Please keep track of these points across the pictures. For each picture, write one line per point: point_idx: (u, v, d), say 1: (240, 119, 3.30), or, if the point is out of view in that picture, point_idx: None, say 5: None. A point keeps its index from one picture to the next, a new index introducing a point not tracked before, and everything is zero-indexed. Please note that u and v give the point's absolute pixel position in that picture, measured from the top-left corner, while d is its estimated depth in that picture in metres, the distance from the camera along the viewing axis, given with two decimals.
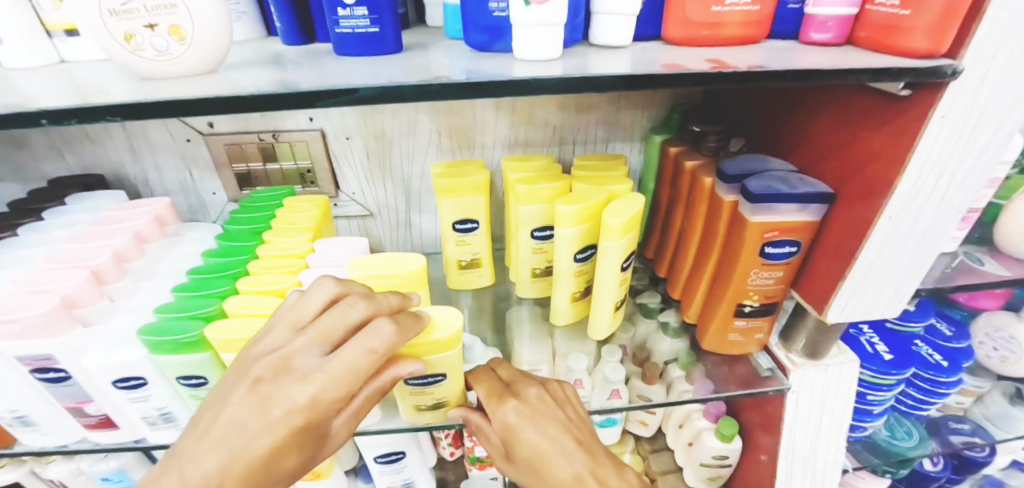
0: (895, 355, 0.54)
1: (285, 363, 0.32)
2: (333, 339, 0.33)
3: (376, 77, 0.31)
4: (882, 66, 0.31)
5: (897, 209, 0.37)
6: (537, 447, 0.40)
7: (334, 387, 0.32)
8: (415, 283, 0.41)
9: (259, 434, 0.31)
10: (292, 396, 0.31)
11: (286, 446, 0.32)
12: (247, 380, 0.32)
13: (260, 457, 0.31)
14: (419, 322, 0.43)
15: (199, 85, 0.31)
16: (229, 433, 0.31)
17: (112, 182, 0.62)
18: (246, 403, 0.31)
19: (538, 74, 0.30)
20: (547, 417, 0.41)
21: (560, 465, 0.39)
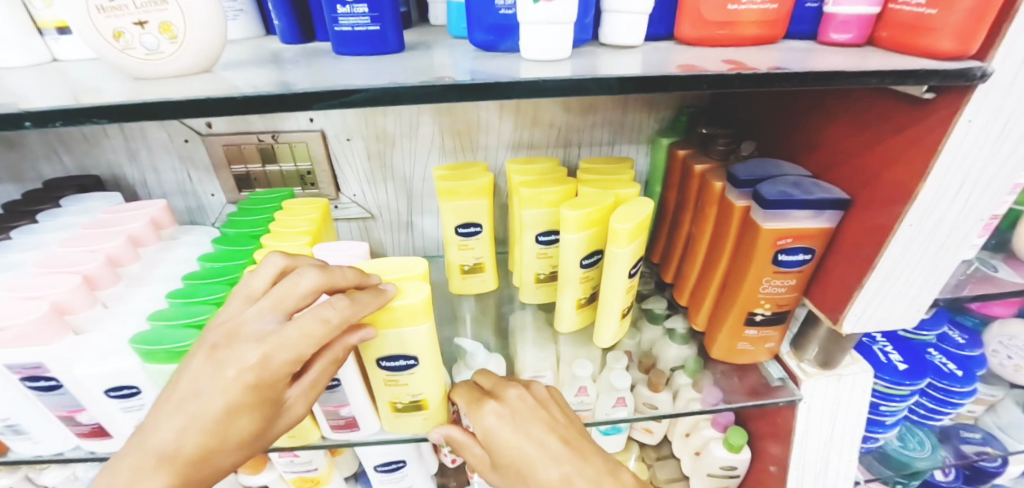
0: (909, 364, 0.53)
1: (238, 329, 0.31)
2: (286, 308, 0.32)
3: (376, 77, 0.29)
4: (908, 68, 0.29)
5: (918, 217, 0.36)
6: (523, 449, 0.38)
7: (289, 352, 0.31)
8: (421, 316, 0.37)
9: (216, 399, 0.30)
10: (244, 359, 0.30)
11: (242, 411, 0.31)
12: (202, 346, 0.31)
13: (215, 422, 0.30)
14: (421, 357, 0.39)
15: (192, 85, 0.30)
16: (188, 400, 0.30)
17: (109, 183, 0.61)
18: (202, 369, 0.30)
19: (546, 75, 0.28)
20: (529, 419, 0.40)
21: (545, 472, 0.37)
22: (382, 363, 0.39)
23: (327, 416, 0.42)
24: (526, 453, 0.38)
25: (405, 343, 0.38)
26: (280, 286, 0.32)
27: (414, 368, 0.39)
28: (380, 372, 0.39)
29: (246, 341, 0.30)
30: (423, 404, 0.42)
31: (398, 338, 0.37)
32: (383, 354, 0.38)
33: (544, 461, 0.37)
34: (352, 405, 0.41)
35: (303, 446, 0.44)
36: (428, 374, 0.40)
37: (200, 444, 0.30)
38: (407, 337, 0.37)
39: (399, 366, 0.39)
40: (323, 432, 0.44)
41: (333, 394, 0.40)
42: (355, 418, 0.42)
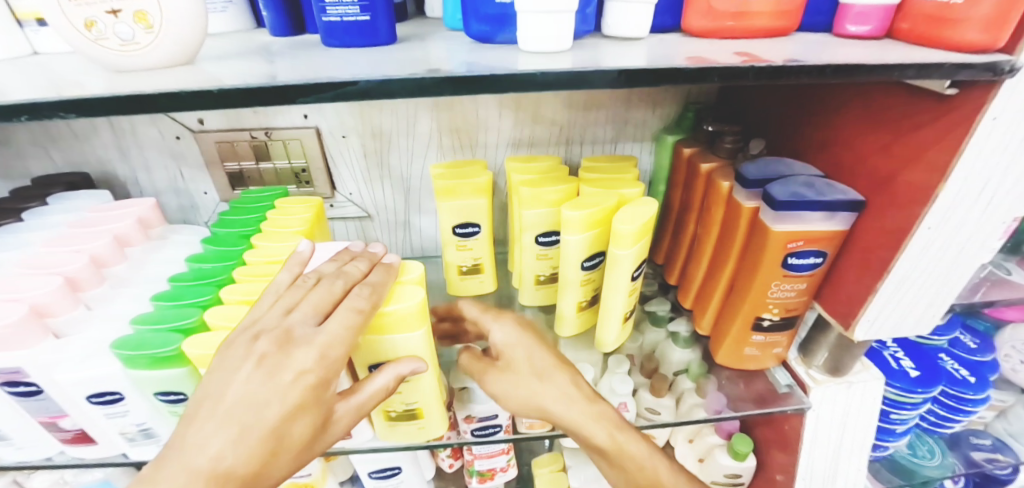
0: (921, 371, 0.51)
1: (284, 335, 0.30)
2: (325, 310, 0.32)
3: (365, 70, 0.28)
4: (932, 61, 0.28)
5: (938, 219, 0.34)
6: (538, 365, 0.41)
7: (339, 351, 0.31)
8: (413, 323, 0.35)
9: (271, 408, 0.29)
10: (297, 363, 0.30)
11: (297, 418, 0.30)
12: (245, 360, 0.30)
13: (271, 433, 0.29)
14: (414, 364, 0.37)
15: (170, 78, 0.28)
16: (237, 414, 0.28)
17: (99, 181, 0.60)
18: (249, 380, 0.29)
19: (544, 68, 0.27)
20: (534, 339, 0.42)
21: (557, 398, 0.40)
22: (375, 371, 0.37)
23: None
24: (539, 368, 0.41)
25: (397, 350, 0.36)
26: (310, 290, 0.33)
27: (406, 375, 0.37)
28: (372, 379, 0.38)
29: (298, 346, 0.30)
30: (417, 413, 0.40)
31: (391, 347, 0.36)
32: (373, 361, 0.37)
33: (554, 381, 0.41)
34: None
35: None
36: (422, 383, 0.38)
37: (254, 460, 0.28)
38: (398, 344, 0.36)
39: None
40: None
41: None
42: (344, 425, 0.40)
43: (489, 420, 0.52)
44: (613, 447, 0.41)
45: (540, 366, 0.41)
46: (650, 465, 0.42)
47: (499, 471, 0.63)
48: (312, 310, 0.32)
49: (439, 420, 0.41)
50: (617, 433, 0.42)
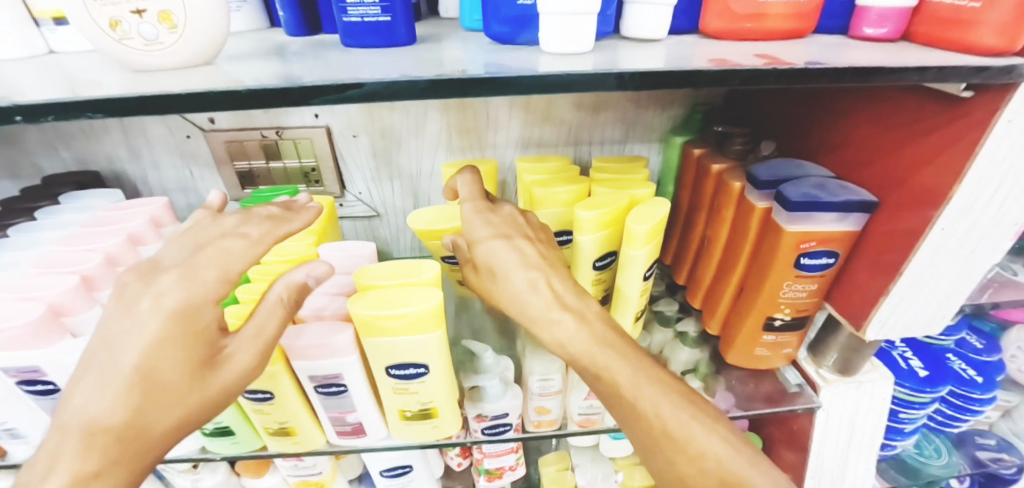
0: (930, 371, 0.52)
1: (129, 305, 0.28)
2: (212, 275, 0.30)
3: (387, 70, 0.28)
4: (949, 65, 0.28)
5: (951, 220, 0.34)
6: (494, 257, 0.37)
7: (152, 321, 0.27)
8: (430, 324, 0.34)
9: (123, 388, 0.26)
10: (144, 329, 0.27)
11: (167, 393, 0.27)
12: (97, 334, 0.27)
13: (130, 413, 0.27)
14: (432, 365, 0.36)
15: (193, 78, 0.28)
16: (90, 397, 0.26)
17: (109, 180, 0.60)
18: (92, 360, 0.27)
19: (566, 69, 0.27)
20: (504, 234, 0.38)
21: (519, 296, 0.36)
22: (390, 371, 0.36)
23: (333, 422, 0.40)
24: (504, 265, 0.36)
25: (413, 351, 0.35)
26: (202, 251, 0.31)
27: (424, 376, 0.36)
28: (387, 379, 0.36)
29: (141, 313, 0.28)
30: (433, 412, 0.39)
31: (408, 347, 0.34)
32: (392, 361, 0.35)
33: (510, 279, 0.36)
34: (359, 411, 0.39)
35: (308, 451, 0.43)
36: (439, 383, 0.37)
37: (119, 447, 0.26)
38: (414, 345, 0.34)
39: (409, 374, 0.36)
40: (329, 438, 0.42)
41: (340, 400, 0.38)
42: (362, 424, 0.40)
43: (500, 419, 0.52)
44: (586, 355, 0.34)
45: (502, 259, 0.37)
46: (653, 397, 0.32)
47: (508, 469, 0.63)
48: (174, 276, 0.29)
49: (454, 419, 0.41)
50: (602, 345, 0.34)
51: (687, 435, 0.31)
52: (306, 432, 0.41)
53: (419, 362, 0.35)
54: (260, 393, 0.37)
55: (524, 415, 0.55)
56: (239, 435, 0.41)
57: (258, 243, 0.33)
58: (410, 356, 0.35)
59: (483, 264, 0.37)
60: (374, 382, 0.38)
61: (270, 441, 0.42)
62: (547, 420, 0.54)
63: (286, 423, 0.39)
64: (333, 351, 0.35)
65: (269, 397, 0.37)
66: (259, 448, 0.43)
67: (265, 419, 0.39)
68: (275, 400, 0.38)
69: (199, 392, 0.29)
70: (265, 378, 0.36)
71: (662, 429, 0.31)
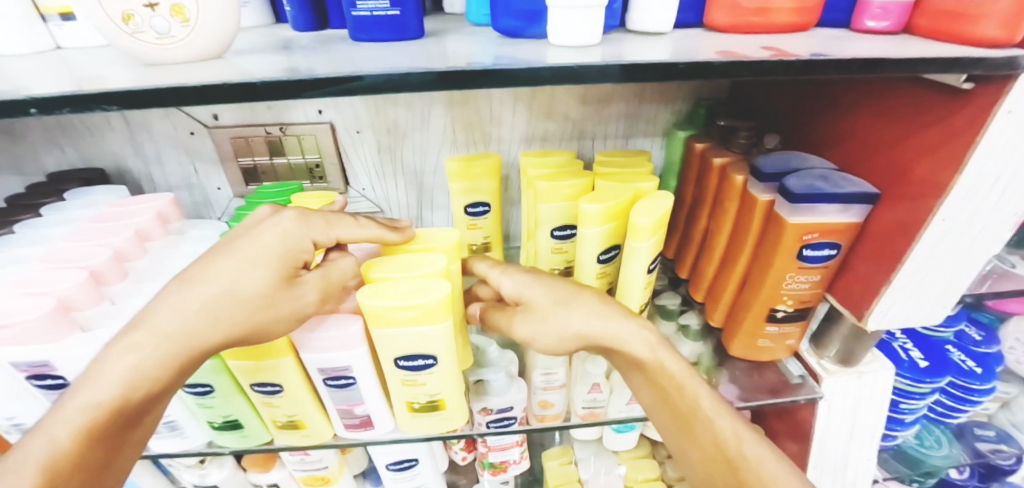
0: (930, 362, 0.52)
1: (250, 235, 0.33)
2: (314, 233, 0.34)
3: (398, 64, 0.28)
4: (952, 56, 0.28)
5: (951, 211, 0.35)
6: (555, 294, 0.40)
7: (253, 256, 0.31)
8: (439, 315, 0.34)
9: (205, 306, 0.30)
10: (240, 255, 0.31)
11: (228, 322, 0.31)
12: (213, 254, 0.32)
13: (200, 330, 0.30)
14: (441, 356, 0.36)
15: (206, 71, 0.29)
16: (182, 301, 0.30)
17: (113, 177, 0.60)
18: (199, 274, 0.31)
19: (575, 61, 0.27)
20: (550, 276, 0.42)
21: (588, 319, 0.38)
22: (399, 362, 0.36)
23: (341, 415, 0.40)
24: (567, 297, 0.40)
25: (421, 342, 0.35)
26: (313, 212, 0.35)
27: (432, 368, 0.37)
28: (396, 371, 0.37)
29: (247, 245, 0.32)
30: (440, 404, 0.39)
31: (416, 339, 0.35)
32: (401, 353, 0.35)
33: (578, 306, 0.39)
34: (367, 403, 0.39)
35: (317, 445, 0.43)
36: (447, 375, 0.38)
37: (176, 356, 0.30)
38: (423, 337, 0.35)
39: (417, 365, 0.36)
40: (338, 432, 0.42)
41: (348, 393, 0.38)
42: (370, 416, 0.40)
43: (506, 412, 0.52)
44: (655, 367, 0.38)
45: (562, 293, 0.40)
46: (709, 402, 0.38)
47: (512, 463, 0.64)
48: (290, 222, 0.33)
49: (461, 412, 0.41)
50: (671, 357, 0.39)
51: (735, 434, 0.37)
52: (314, 425, 0.41)
53: (427, 353, 0.36)
54: (269, 386, 0.37)
55: (529, 408, 0.55)
56: (248, 429, 0.42)
57: (362, 228, 0.37)
58: (420, 348, 0.35)
59: (536, 303, 0.40)
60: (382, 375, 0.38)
61: (279, 434, 0.42)
62: (552, 414, 0.54)
63: (295, 416, 0.40)
64: (343, 343, 0.35)
65: (279, 390, 0.38)
66: (268, 441, 0.44)
67: (274, 411, 0.39)
68: (285, 393, 0.38)
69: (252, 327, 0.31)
70: (276, 371, 0.36)
71: (716, 431, 0.37)
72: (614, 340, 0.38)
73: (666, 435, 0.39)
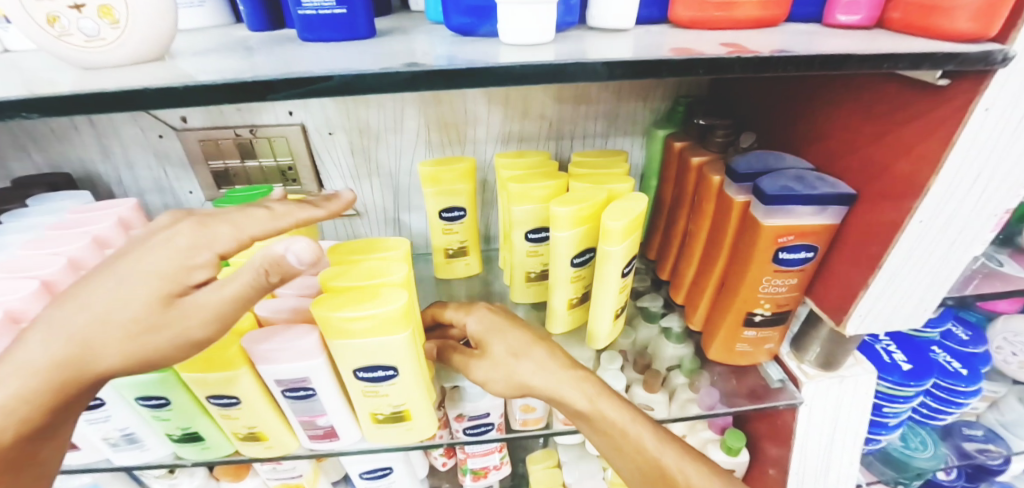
0: (913, 364, 0.51)
1: (137, 250, 0.27)
2: (214, 245, 0.28)
3: (342, 64, 0.27)
4: (923, 51, 0.27)
5: (929, 212, 0.34)
6: (509, 344, 0.40)
7: (134, 279, 0.26)
8: (397, 325, 0.33)
9: (74, 341, 0.25)
10: (116, 278, 0.26)
11: (110, 357, 0.26)
12: (94, 273, 0.27)
13: (73, 368, 0.26)
14: (401, 367, 0.35)
15: (140, 74, 0.27)
16: (51, 335, 0.25)
17: (81, 181, 0.58)
18: (74, 297, 0.26)
19: (526, 59, 0.26)
20: (510, 322, 0.41)
21: (537, 371, 0.38)
22: (359, 374, 0.35)
23: (304, 426, 0.39)
24: (520, 345, 0.40)
25: (379, 353, 0.34)
26: (212, 216, 0.29)
27: (394, 379, 0.35)
28: (356, 382, 0.36)
29: (132, 264, 0.26)
30: (405, 415, 0.38)
31: (375, 350, 0.33)
32: (360, 364, 0.34)
33: (529, 356, 0.39)
34: (330, 414, 0.38)
35: (282, 456, 0.42)
36: (409, 385, 0.36)
37: (47, 394, 0.26)
38: (381, 347, 0.33)
39: (378, 376, 0.35)
40: (303, 443, 0.41)
41: (309, 404, 0.37)
42: (334, 427, 0.39)
43: (481, 419, 0.51)
44: (600, 415, 0.38)
45: (515, 342, 0.40)
46: (653, 445, 0.38)
47: (492, 469, 0.63)
48: (186, 232, 0.28)
49: (428, 422, 0.40)
50: (618, 404, 0.39)
51: (679, 471, 0.38)
52: (277, 437, 0.40)
53: (386, 365, 0.34)
54: (226, 399, 0.36)
55: (507, 414, 0.54)
56: (209, 441, 0.40)
57: (279, 218, 0.30)
58: (378, 359, 0.34)
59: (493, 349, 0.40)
60: (344, 387, 0.37)
61: (241, 446, 0.41)
62: (533, 418, 0.53)
63: (256, 427, 0.39)
64: (300, 354, 0.34)
65: (236, 402, 0.36)
66: (232, 452, 0.43)
67: (234, 423, 0.38)
68: (243, 406, 0.37)
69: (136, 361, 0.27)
70: (231, 383, 0.35)
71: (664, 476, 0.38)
72: (562, 393, 0.38)
73: (617, 469, 0.40)
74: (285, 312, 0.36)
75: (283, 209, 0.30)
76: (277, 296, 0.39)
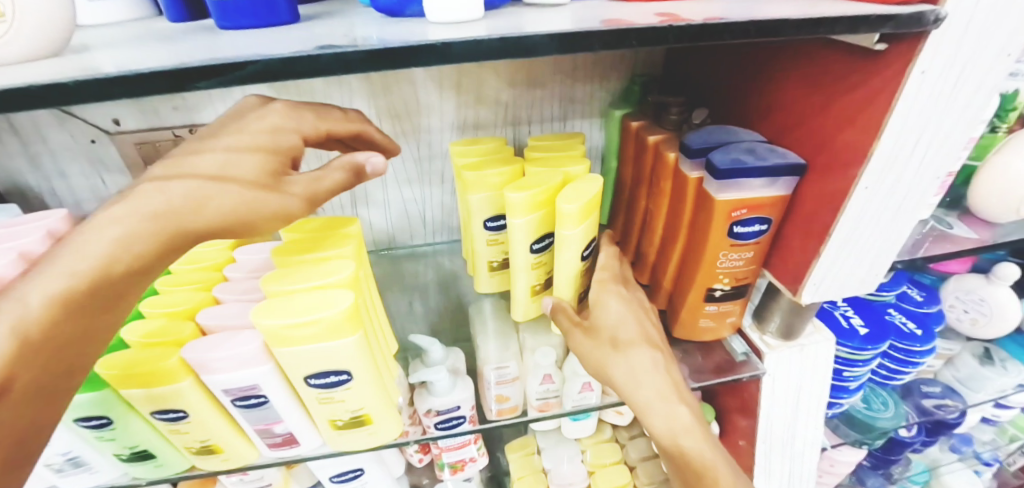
0: (870, 328, 0.53)
1: (228, 130, 0.29)
2: (304, 129, 0.32)
3: (261, 49, 0.25)
4: (859, 14, 0.27)
5: (874, 179, 0.34)
6: (626, 372, 0.40)
7: (230, 152, 0.28)
8: (345, 328, 0.32)
9: (150, 234, 0.26)
10: (223, 145, 0.28)
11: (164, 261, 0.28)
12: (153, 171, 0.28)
13: (130, 266, 0.26)
14: (355, 371, 0.34)
15: (36, 71, 0.25)
16: (55, 274, 0.25)
17: (11, 195, 0.54)
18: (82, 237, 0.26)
19: (456, 36, 0.25)
20: (631, 305, 0.44)
21: (626, 370, 0.40)
22: (311, 381, 0.34)
23: (261, 435, 0.38)
24: (633, 372, 0.40)
25: (329, 358, 0.32)
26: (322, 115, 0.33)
27: (348, 383, 0.34)
28: (309, 390, 0.34)
29: (228, 133, 0.29)
30: (366, 419, 0.37)
31: (324, 355, 0.32)
32: (311, 370, 0.33)
33: (630, 357, 0.40)
34: (286, 421, 0.37)
35: (241, 467, 0.40)
36: (366, 389, 0.35)
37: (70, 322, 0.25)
38: (331, 352, 0.32)
39: (331, 382, 0.34)
40: (263, 451, 0.40)
41: (262, 412, 0.35)
42: (293, 433, 0.38)
43: (452, 412, 0.50)
44: (659, 428, 0.40)
45: (652, 336, 0.43)
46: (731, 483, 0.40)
47: (469, 461, 0.62)
48: (274, 113, 0.31)
49: (391, 423, 0.39)
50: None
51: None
52: (233, 447, 0.38)
53: (339, 371, 0.33)
54: (172, 413, 0.34)
55: (481, 405, 0.53)
56: (162, 457, 0.39)
57: (350, 120, 0.36)
58: (330, 365, 0.33)
59: (602, 329, 0.42)
60: (299, 397, 0.36)
61: (196, 460, 0.39)
62: (509, 407, 0.51)
63: (209, 440, 0.37)
64: (245, 361, 0.32)
65: (184, 416, 0.35)
66: (189, 467, 0.41)
67: (185, 438, 0.37)
68: (191, 419, 0.35)
69: (230, 227, 0.28)
70: (175, 397, 0.33)
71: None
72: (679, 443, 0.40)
73: None
74: (229, 319, 0.35)
75: (354, 115, 0.36)
76: (223, 303, 0.37)
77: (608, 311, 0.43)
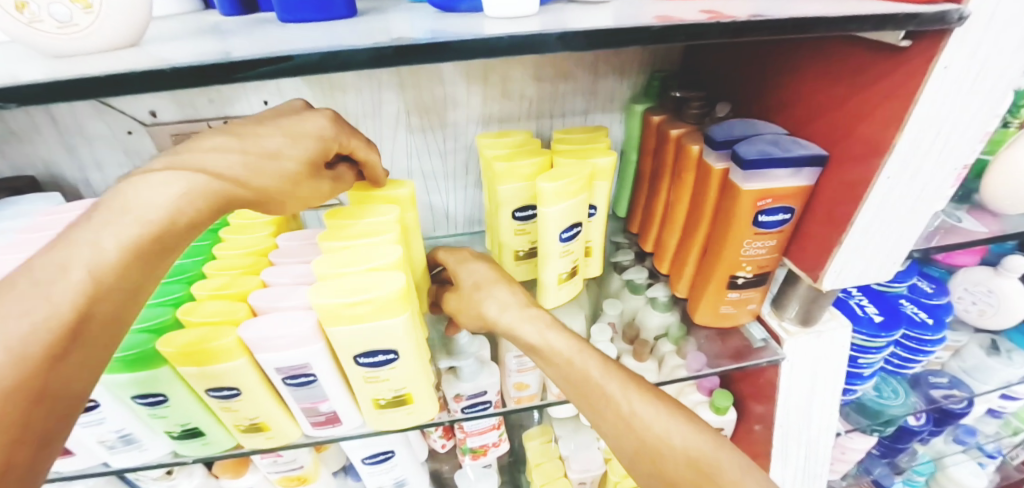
0: (884, 316, 0.55)
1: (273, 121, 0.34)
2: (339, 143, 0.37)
3: (326, 42, 0.27)
4: (887, 12, 0.29)
5: (895, 170, 0.36)
6: (492, 299, 0.43)
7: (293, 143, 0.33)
8: (395, 307, 0.33)
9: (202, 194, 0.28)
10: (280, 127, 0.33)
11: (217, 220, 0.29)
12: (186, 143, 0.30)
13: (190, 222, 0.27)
14: (401, 350, 0.35)
15: (117, 61, 0.27)
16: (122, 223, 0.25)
17: (47, 184, 0.56)
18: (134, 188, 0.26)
19: (511, 30, 0.26)
20: (485, 259, 0.48)
21: (495, 305, 0.43)
22: (359, 360, 0.35)
23: (306, 413, 0.39)
24: (501, 304, 0.42)
25: (379, 336, 0.34)
26: (347, 125, 0.38)
27: (394, 362, 0.36)
28: (357, 369, 0.36)
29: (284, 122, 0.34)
30: (407, 398, 0.39)
31: (374, 334, 0.34)
32: (361, 350, 0.35)
33: (491, 293, 0.44)
34: (331, 400, 0.38)
35: (283, 445, 0.42)
36: (410, 369, 0.37)
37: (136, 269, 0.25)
38: (381, 331, 0.34)
39: (378, 361, 0.36)
40: (305, 430, 0.42)
41: (310, 390, 0.37)
42: (336, 412, 0.40)
43: (478, 397, 0.52)
44: (549, 345, 0.39)
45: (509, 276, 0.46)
46: (632, 399, 0.36)
47: (491, 446, 0.64)
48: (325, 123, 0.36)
49: (429, 404, 0.41)
50: (633, 399, 0.36)
51: (624, 399, 0.36)
52: (278, 426, 0.40)
53: (387, 349, 0.35)
54: (225, 391, 0.36)
55: (504, 391, 0.54)
56: (210, 436, 0.40)
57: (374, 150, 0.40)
58: (379, 344, 0.34)
59: (469, 283, 0.46)
60: (344, 376, 0.38)
61: (241, 438, 0.41)
62: (527, 395, 0.54)
63: (257, 418, 0.39)
64: (298, 340, 0.34)
65: (236, 394, 0.36)
66: (233, 446, 0.43)
67: (235, 415, 0.38)
68: (243, 396, 0.37)
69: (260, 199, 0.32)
70: (230, 374, 0.35)
71: (618, 407, 0.36)
72: (583, 367, 0.38)
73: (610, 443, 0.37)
74: (279, 300, 0.36)
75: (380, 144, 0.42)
76: (270, 286, 0.39)
77: (475, 266, 0.47)
